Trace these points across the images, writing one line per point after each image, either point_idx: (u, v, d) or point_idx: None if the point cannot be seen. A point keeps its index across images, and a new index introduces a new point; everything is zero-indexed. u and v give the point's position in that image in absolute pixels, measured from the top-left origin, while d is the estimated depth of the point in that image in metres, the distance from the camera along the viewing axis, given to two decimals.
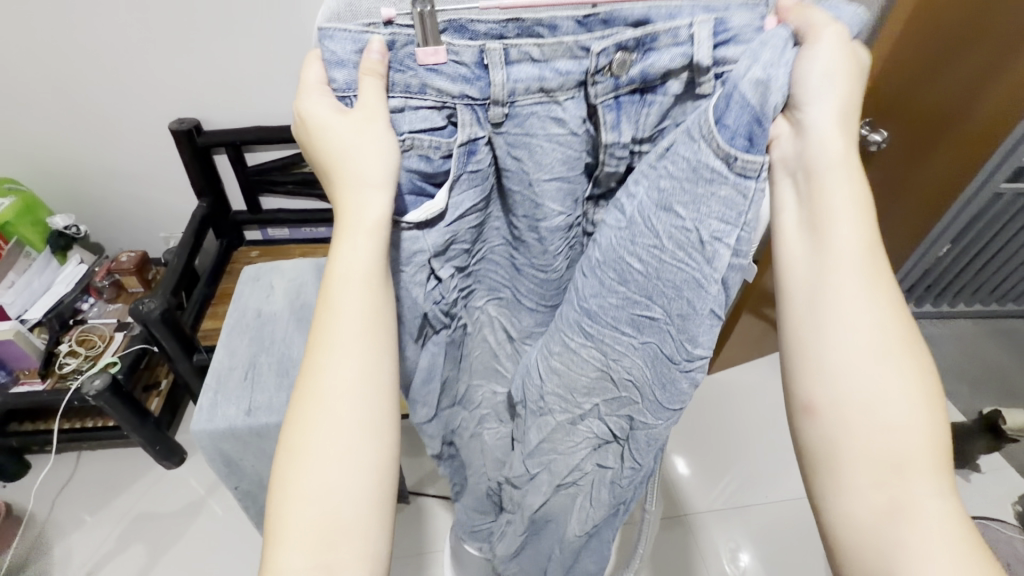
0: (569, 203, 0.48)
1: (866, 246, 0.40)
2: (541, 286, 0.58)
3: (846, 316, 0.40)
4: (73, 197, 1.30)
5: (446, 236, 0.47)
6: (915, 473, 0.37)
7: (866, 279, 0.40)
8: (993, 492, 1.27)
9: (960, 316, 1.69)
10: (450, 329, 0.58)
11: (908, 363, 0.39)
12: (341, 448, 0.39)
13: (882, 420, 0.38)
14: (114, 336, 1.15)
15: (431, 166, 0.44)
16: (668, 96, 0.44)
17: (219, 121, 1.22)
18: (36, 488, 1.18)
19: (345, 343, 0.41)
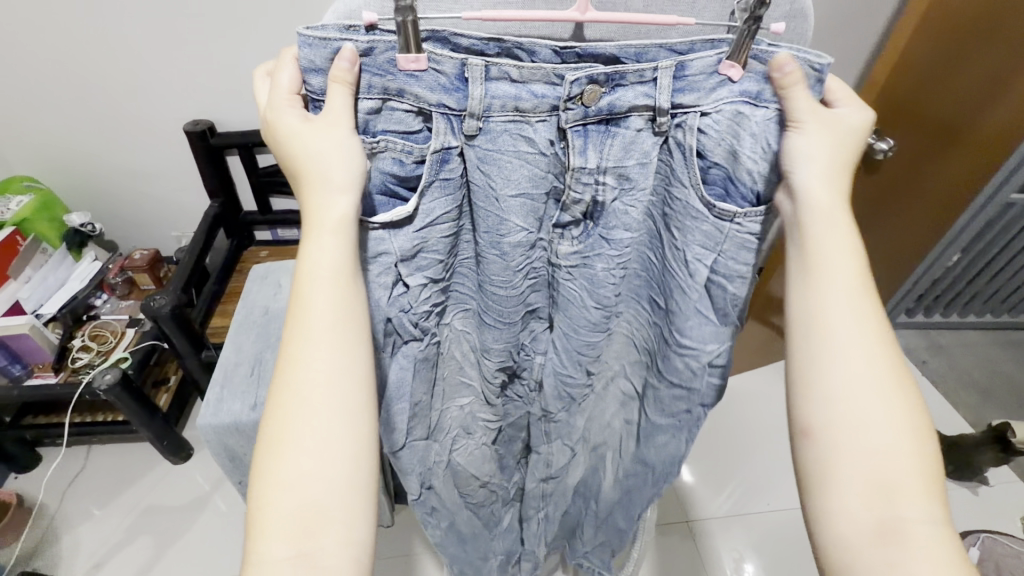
0: (533, 220, 0.45)
1: (856, 282, 0.43)
2: (504, 304, 0.51)
3: (840, 345, 0.42)
4: (89, 195, 1.33)
5: (415, 241, 0.43)
6: (907, 497, 0.39)
7: (854, 313, 0.43)
8: (1001, 505, 1.26)
9: (970, 326, 1.67)
10: (422, 345, 0.52)
11: (897, 395, 0.41)
12: (320, 440, 0.38)
13: (874, 445, 0.40)
14: (126, 332, 1.17)
15: (404, 169, 0.41)
16: (632, 130, 0.42)
17: (233, 122, 1.24)
18: (47, 480, 1.20)
19: (318, 334, 0.39)
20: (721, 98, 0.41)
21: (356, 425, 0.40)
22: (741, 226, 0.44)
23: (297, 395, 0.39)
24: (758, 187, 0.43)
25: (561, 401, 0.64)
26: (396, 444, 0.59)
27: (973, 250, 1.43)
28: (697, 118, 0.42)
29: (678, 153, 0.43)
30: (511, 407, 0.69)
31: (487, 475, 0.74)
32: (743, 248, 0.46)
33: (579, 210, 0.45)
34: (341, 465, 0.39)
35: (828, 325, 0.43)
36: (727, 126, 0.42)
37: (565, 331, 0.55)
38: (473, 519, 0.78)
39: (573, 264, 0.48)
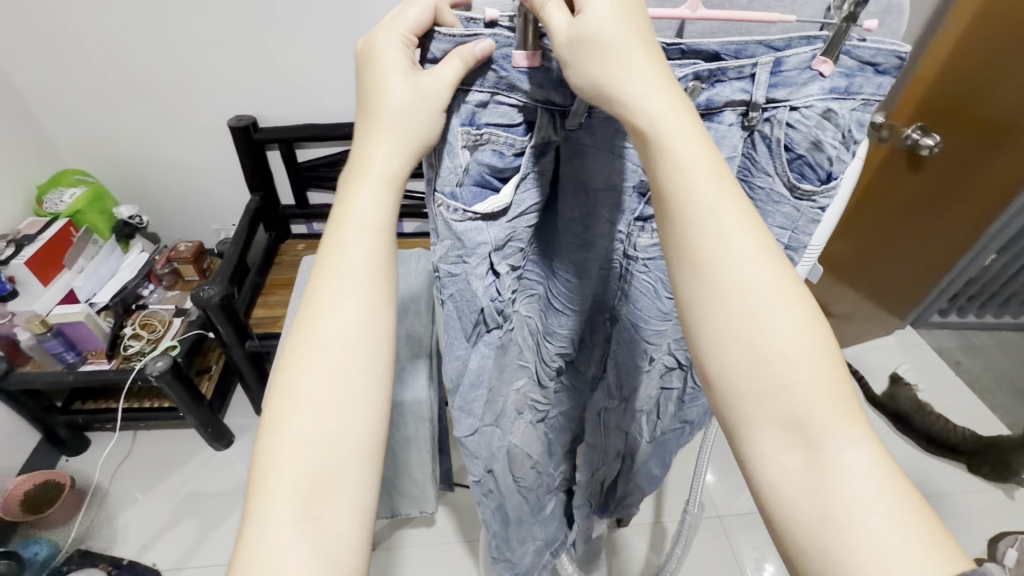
0: (615, 213, 0.46)
1: (712, 174, 0.35)
2: (577, 291, 0.52)
3: (717, 255, 0.35)
4: (136, 189, 1.37)
5: (507, 232, 0.44)
6: (823, 418, 0.34)
7: (722, 201, 0.35)
8: None
9: (1006, 326, 1.65)
10: (501, 333, 0.53)
11: (788, 301, 0.35)
12: (339, 404, 0.38)
13: (771, 379, 0.34)
14: (173, 321, 1.21)
15: (502, 161, 0.41)
16: (723, 125, 0.43)
17: (274, 118, 1.27)
18: (97, 463, 1.25)
19: (344, 284, 0.40)
20: (811, 95, 0.41)
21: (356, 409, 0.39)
22: (816, 204, 0.46)
23: (313, 355, 0.39)
24: (832, 168, 0.44)
25: (622, 388, 0.66)
26: (467, 429, 0.60)
27: (1012, 249, 1.40)
28: (785, 112, 0.42)
29: (762, 146, 0.44)
30: (563, 394, 0.71)
31: (538, 456, 0.74)
32: (816, 222, 0.47)
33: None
34: (350, 429, 0.38)
35: (711, 251, 0.35)
36: (816, 122, 0.42)
37: (632, 320, 0.56)
38: (523, 504, 0.78)
39: (651, 256, 0.49)
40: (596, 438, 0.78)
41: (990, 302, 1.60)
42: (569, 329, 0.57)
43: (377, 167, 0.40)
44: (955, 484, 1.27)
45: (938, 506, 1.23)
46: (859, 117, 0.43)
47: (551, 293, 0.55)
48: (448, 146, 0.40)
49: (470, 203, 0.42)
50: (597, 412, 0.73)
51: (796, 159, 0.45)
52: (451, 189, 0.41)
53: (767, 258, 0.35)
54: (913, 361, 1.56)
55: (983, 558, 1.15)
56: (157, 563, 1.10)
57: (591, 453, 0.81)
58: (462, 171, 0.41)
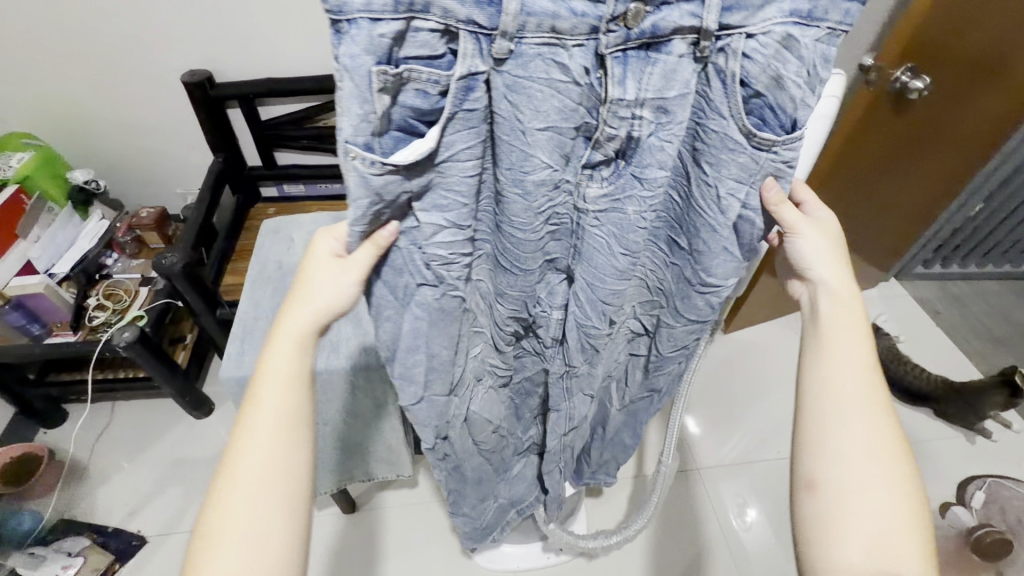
0: (558, 157, 0.41)
1: (859, 343, 0.51)
2: (521, 247, 0.48)
3: (844, 395, 0.49)
4: (91, 152, 1.29)
5: (432, 178, 0.40)
6: (901, 540, 0.45)
7: (858, 363, 0.50)
8: (1007, 451, 1.28)
9: (987, 277, 1.65)
10: (438, 293, 0.48)
11: (886, 443, 0.48)
12: (259, 536, 0.42)
13: (867, 498, 0.46)
14: (139, 291, 1.17)
15: (428, 102, 0.36)
16: (673, 57, 0.38)
17: (230, 72, 1.19)
18: (75, 433, 1.23)
19: (263, 434, 0.44)
20: (769, 20, 0.37)
21: (295, 526, 0.44)
22: (776, 155, 0.42)
23: (238, 474, 0.43)
24: (799, 114, 0.40)
25: (585, 353, 0.59)
26: (411, 397, 0.58)
27: (998, 196, 1.38)
28: (741, 41, 0.37)
29: (716, 82, 0.39)
30: (525, 359, 0.69)
31: (500, 420, 0.75)
32: (772, 177, 0.44)
33: (612, 148, 0.42)
34: (274, 563, 0.42)
35: (834, 394, 0.49)
36: (774, 52, 0.38)
37: (588, 281, 0.51)
38: (484, 465, 0.79)
39: (603, 208, 0.45)
40: (560, 404, 0.69)
41: (973, 252, 1.58)
42: (516, 290, 0.54)
43: (292, 326, 0.46)
44: (929, 430, 1.30)
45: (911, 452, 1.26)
46: (824, 51, 0.38)
47: (499, 251, 0.50)
48: (360, 90, 0.34)
49: (388, 152, 0.38)
50: (558, 379, 0.66)
51: (754, 99, 0.40)
52: (365, 140, 0.36)
53: (874, 396, 0.49)
54: (896, 313, 1.56)
55: (952, 501, 1.19)
56: (144, 530, 1.11)
57: (556, 421, 0.72)
58: (378, 116, 0.35)
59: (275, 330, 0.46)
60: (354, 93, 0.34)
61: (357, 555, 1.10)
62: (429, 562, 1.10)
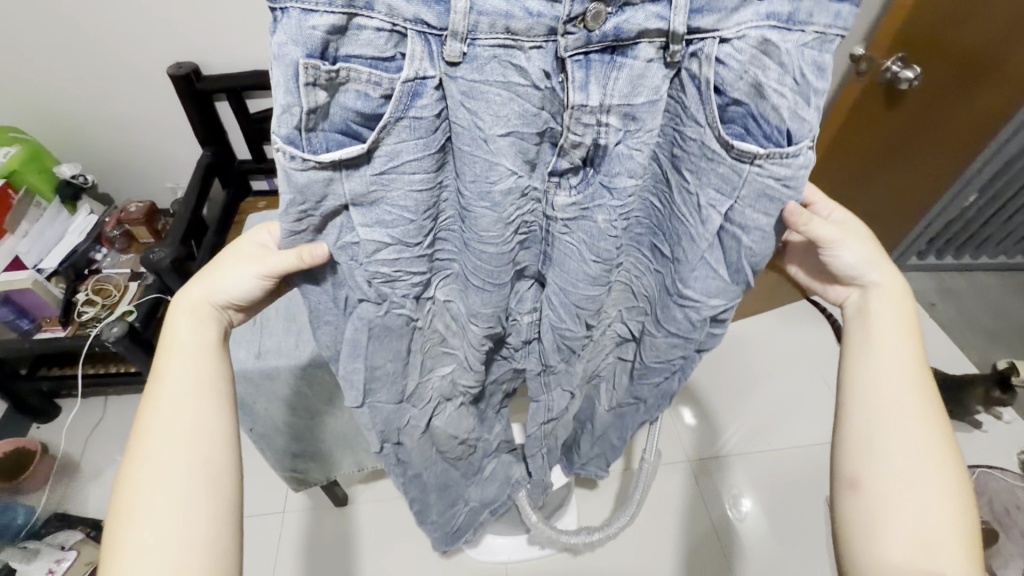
0: (522, 163, 0.41)
1: (908, 346, 0.51)
2: (490, 263, 0.48)
3: (893, 394, 0.50)
4: (78, 145, 1.28)
5: (373, 186, 0.39)
6: (947, 542, 0.45)
7: (909, 365, 0.51)
8: (998, 442, 1.28)
9: (981, 269, 1.64)
10: (380, 309, 0.48)
11: (933, 444, 0.48)
12: (179, 502, 0.43)
13: (912, 497, 0.46)
14: (129, 286, 1.17)
15: (370, 106, 0.36)
16: (641, 61, 0.37)
17: (217, 65, 1.17)
18: (67, 428, 1.24)
19: (173, 405, 0.46)
20: (744, 22, 0.36)
21: (218, 483, 0.45)
22: (763, 169, 0.40)
23: (148, 442, 0.44)
24: (788, 125, 0.39)
25: (561, 353, 0.60)
26: (355, 401, 0.56)
27: (993, 188, 1.37)
28: (714, 45, 0.37)
29: (692, 87, 0.39)
30: (496, 366, 0.69)
31: (467, 433, 0.74)
32: (763, 195, 0.42)
33: (578, 155, 0.41)
34: (197, 525, 0.43)
35: (883, 395, 0.50)
36: (750, 56, 0.37)
37: (560, 286, 0.51)
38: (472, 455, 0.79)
39: (571, 216, 0.45)
40: (539, 397, 0.70)
41: (968, 244, 1.58)
42: (485, 309, 0.52)
43: (190, 300, 0.50)
44: None
45: None
46: (815, 57, 0.37)
47: (467, 270, 0.50)
48: (286, 82, 0.33)
49: (316, 152, 0.37)
50: (538, 374, 0.67)
51: (733, 105, 0.40)
52: (288, 133, 0.35)
53: (923, 397, 0.50)
54: None
55: None
56: None
57: (535, 411, 0.72)
58: (304, 112, 0.34)
59: (176, 307, 0.50)
60: (282, 85, 0.33)
61: (351, 547, 1.11)
62: (421, 554, 1.11)
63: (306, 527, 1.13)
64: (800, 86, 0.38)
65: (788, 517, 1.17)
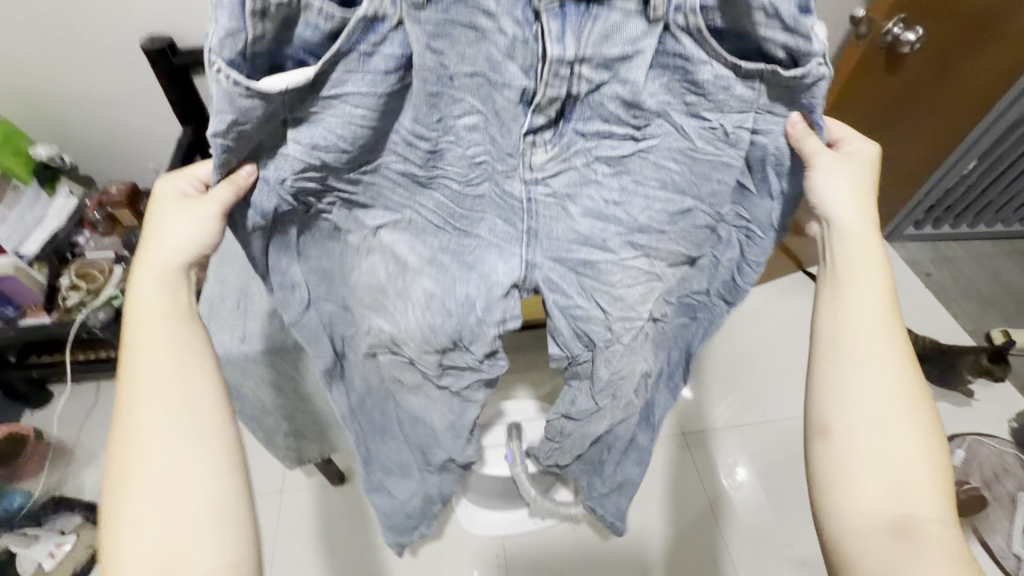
0: (489, 104, 0.42)
1: (879, 292, 0.51)
2: (456, 202, 0.48)
3: (864, 342, 0.50)
4: (49, 125, 1.18)
5: (315, 108, 0.39)
6: (917, 484, 0.46)
7: (879, 313, 0.50)
8: (991, 410, 1.29)
9: (979, 237, 1.63)
10: (350, 250, 0.51)
11: (904, 390, 0.49)
12: (170, 460, 0.44)
13: (881, 441, 0.48)
14: (114, 269, 1.15)
15: (320, 35, 0.36)
16: (618, 13, 0.38)
17: (190, 36, 1.08)
18: (59, 415, 1.23)
19: (154, 364, 0.46)
20: None
21: (210, 438, 0.45)
22: (741, 89, 0.41)
23: (130, 416, 0.44)
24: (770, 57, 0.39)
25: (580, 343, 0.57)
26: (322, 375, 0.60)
27: (993, 153, 1.34)
28: None
29: (683, 38, 0.39)
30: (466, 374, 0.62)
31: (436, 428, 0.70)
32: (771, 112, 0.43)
33: (553, 110, 0.43)
34: (196, 485, 0.43)
35: (852, 344, 0.50)
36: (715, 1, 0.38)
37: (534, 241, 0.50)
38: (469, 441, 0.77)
39: (551, 171, 0.47)
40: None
41: (966, 212, 1.56)
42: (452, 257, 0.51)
43: (155, 265, 0.49)
44: None
45: None
46: None
47: (426, 216, 0.49)
48: (231, 8, 0.33)
49: (257, 80, 0.37)
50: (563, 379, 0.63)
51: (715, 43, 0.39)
52: (231, 58, 0.34)
53: (891, 344, 0.50)
54: None
55: None
56: None
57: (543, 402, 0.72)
58: (250, 39, 0.34)
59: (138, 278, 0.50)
60: (227, 9, 0.33)
61: (349, 524, 1.12)
62: None
63: (305, 506, 1.14)
64: (787, 20, 0.37)
65: (784, 488, 1.18)
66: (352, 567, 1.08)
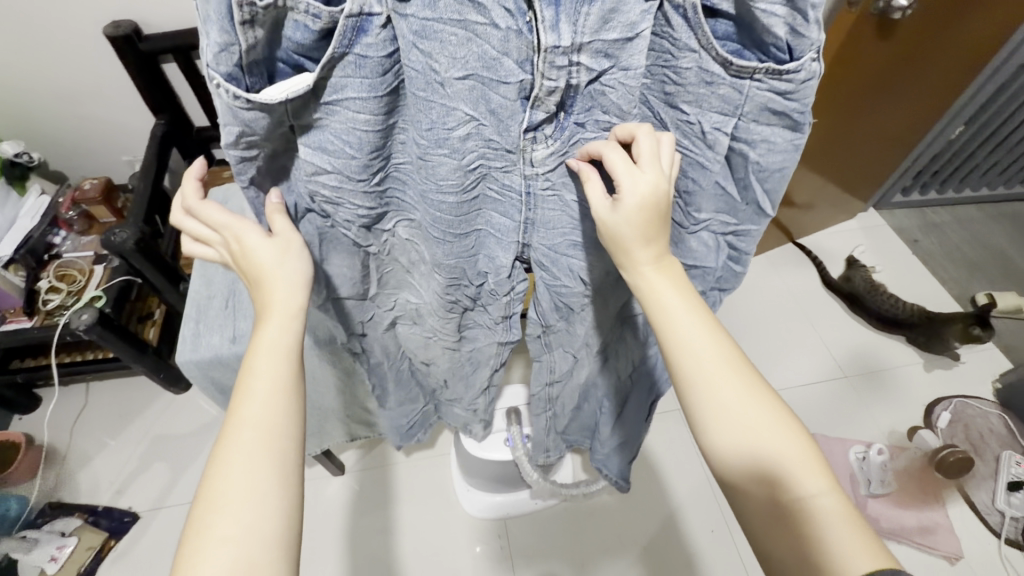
0: (483, 110, 0.38)
1: (685, 300, 0.44)
2: (448, 215, 0.45)
3: (693, 358, 0.43)
4: (14, 120, 1.13)
5: (320, 115, 0.37)
6: (795, 479, 0.40)
7: (692, 317, 0.43)
8: (976, 373, 1.32)
9: (965, 202, 1.64)
10: (368, 243, 0.52)
11: (750, 384, 0.43)
12: (254, 493, 0.37)
13: (749, 451, 0.41)
14: (94, 270, 1.13)
15: (313, 37, 0.32)
16: None
17: (157, 21, 1.02)
18: (49, 419, 1.21)
19: (263, 389, 0.41)
20: None
21: (292, 479, 0.40)
22: (762, 83, 0.36)
23: (238, 436, 0.39)
24: (785, 40, 0.34)
25: (559, 310, 0.61)
26: (367, 315, 0.65)
27: (982, 117, 1.34)
28: None
29: (677, 19, 0.34)
30: (477, 333, 0.69)
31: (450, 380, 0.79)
32: (765, 109, 0.38)
33: (553, 102, 0.37)
34: (276, 521, 0.38)
35: (683, 367, 0.43)
36: None
37: (545, 242, 0.50)
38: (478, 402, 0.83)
39: (552, 167, 0.43)
40: (541, 355, 0.74)
41: (953, 178, 1.57)
42: (448, 260, 0.51)
43: (279, 303, 0.43)
44: (900, 357, 1.35)
45: (882, 381, 1.31)
46: None
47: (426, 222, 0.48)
48: (219, 19, 0.29)
49: (259, 90, 0.34)
50: (538, 336, 0.69)
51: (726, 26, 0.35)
52: (228, 70, 0.32)
53: (717, 342, 0.43)
54: (875, 244, 1.55)
55: (919, 424, 1.24)
56: (134, 506, 1.12)
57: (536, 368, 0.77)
58: (244, 50, 0.31)
59: (261, 319, 0.43)
60: (214, 19, 0.29)
61: (350, 511, 1.13)
62: (420, 517, 1.13)
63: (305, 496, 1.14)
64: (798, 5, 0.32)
65: None
66: (354, 555, 1.08)
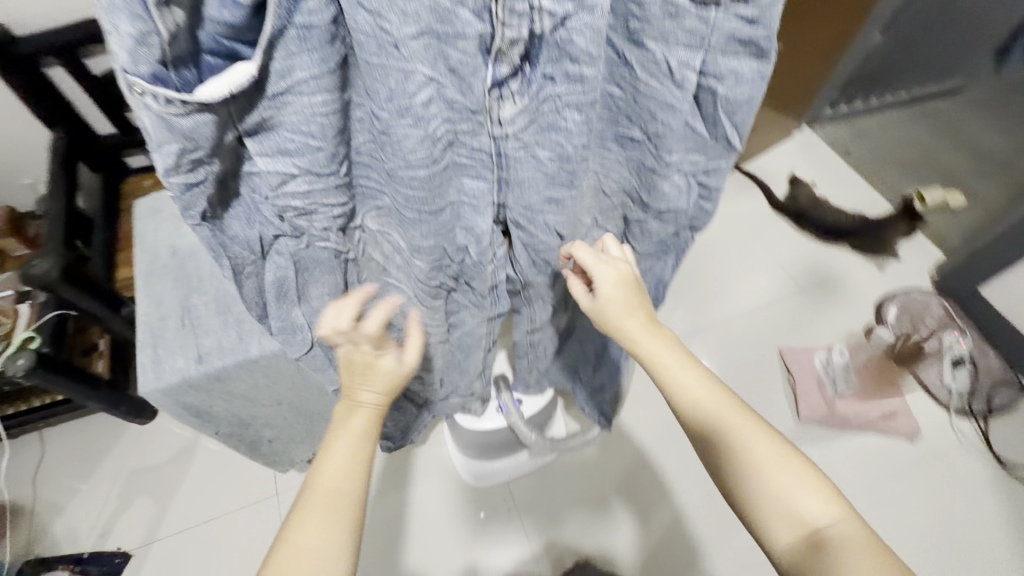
0: (441, 67, 0.34)
1: (672, 345, 0.50)
2: (421, 194, 0.43)
3: (690, 395, 0.48)
4: None
5: (267, 111, 0.33)
6: (805, 505, 0.44)
7: (683, 361, 0.50)
8: (916, 268, 1.42)
9: None
10: (342, 245, 0.49)
11: (750, 419, 0.47)
12: (319, 554, 0.42)
13: (761, 481, 0.45)
14: (19, 310, 1.00)
15: (240, 16, 0.28)
16: None
17: (25, 17, 0.88)
18: (6, 475, 1.12)
19: (337, 460, 0.46)
20: None
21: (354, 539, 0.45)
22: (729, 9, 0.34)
23: (308, 500, 0.44)
24: None
25: (537, 267, 0.60)
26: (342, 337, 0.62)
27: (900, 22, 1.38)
28: None
29: None
30: (464, 313, 0.67)
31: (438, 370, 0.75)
32: (732, 39, 0.37)
33: (516, 55, 0.36)
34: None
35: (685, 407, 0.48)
36: None
37: (521, 204, 0.49)
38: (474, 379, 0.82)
39: (523, 126, 0.41)
40: (521, 307, 0.73)
41: None
42: (428, 241, 0.49)
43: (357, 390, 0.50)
44: (848, 263, 1.43)
45: (833, 287, 1.39)
46: None
47: (399, 205, 0.46)
48: (128, 5, 0.24)
49: (190, 90, 0.29)
50: (515, 292, 0.68)
51: None
52: (150, 70, 0.27)
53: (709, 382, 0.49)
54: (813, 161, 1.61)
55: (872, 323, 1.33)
56: (123, 546, 1.06)
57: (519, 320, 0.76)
58: (166, 40, 0.26)
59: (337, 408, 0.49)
60: (121, 5, 0.24)
61: None
62: (425, 497, 1.13)
63: None
64: None
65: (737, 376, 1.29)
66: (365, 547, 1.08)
